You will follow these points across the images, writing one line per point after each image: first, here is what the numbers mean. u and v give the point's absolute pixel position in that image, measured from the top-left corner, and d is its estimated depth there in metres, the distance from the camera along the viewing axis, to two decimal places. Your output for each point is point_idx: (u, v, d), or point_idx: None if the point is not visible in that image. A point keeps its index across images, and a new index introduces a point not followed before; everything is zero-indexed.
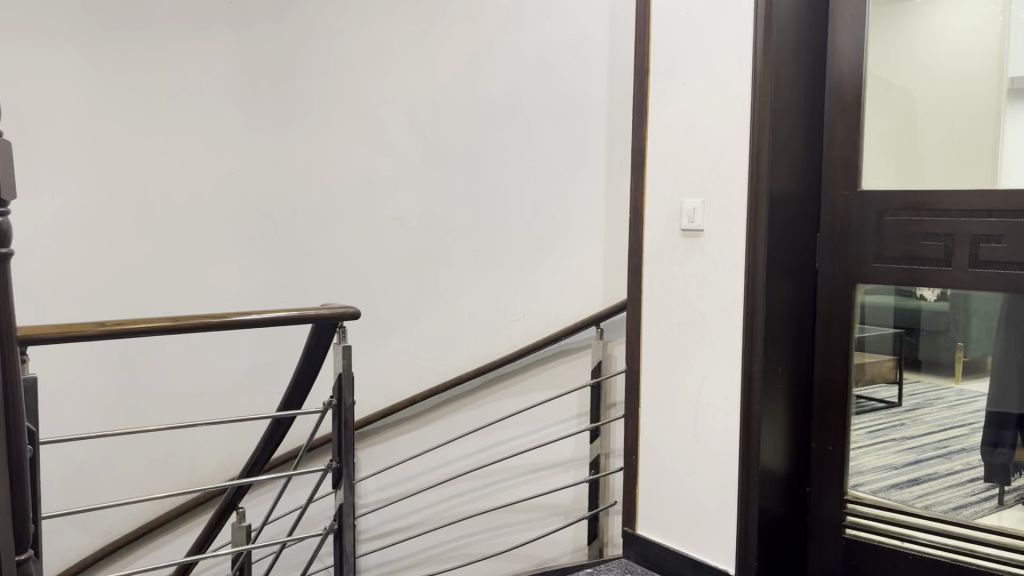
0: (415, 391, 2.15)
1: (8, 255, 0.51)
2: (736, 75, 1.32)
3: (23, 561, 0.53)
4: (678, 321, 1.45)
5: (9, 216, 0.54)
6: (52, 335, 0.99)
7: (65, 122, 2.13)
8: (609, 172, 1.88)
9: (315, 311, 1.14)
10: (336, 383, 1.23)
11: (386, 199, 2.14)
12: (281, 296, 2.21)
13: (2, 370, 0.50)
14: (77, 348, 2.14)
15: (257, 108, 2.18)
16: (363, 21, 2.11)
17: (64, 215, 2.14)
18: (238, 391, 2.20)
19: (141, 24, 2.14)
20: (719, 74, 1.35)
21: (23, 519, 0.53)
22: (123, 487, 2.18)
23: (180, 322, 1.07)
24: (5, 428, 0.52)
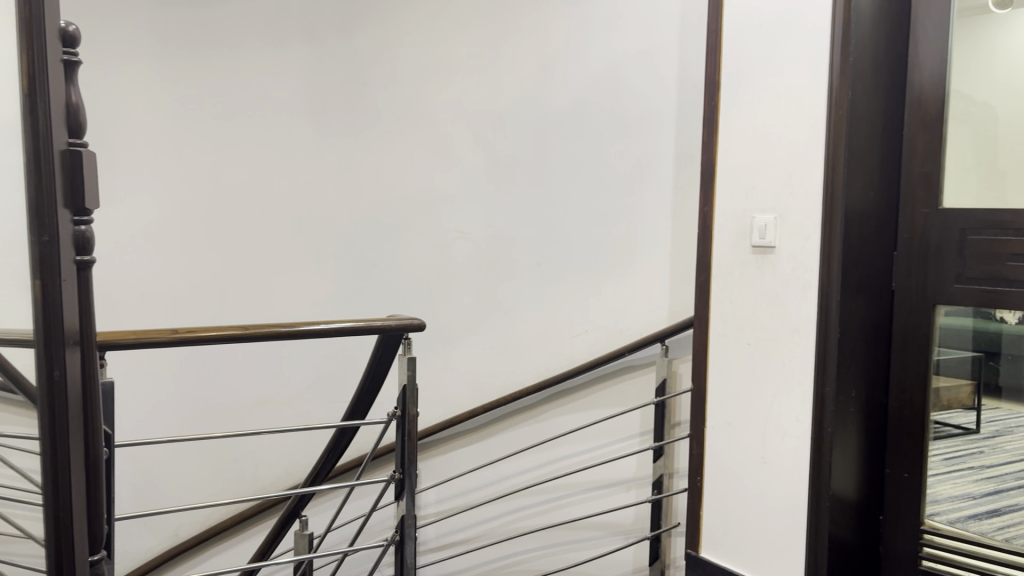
0: (476, 404, 2.15)
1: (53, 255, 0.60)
2: (811, 88, 1.29)
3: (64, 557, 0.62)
4: (748, 341, 1.42)
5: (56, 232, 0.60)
6: (128, 342, 1.01)
7: (145, 136, 2.20)
8: (677, 187, 1.86)
9: (382, 322, 1.14)
10: (400, 394, 1.23)
11: (451, 212, 2.15)
12: (345, 306, 2.24)
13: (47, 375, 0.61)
14: (150, 355, 2.20)
15: (326, 122, 2.22)
16: (431, 35, 2.13)
17: (142, 226, 2.21)
18: (301, 400, 2.22)
19: (218, 38, 2.20)
20: (794, 87, 1.32)
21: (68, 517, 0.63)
22: (190, 491, 2.23)
23: (249, 330, 1.08)
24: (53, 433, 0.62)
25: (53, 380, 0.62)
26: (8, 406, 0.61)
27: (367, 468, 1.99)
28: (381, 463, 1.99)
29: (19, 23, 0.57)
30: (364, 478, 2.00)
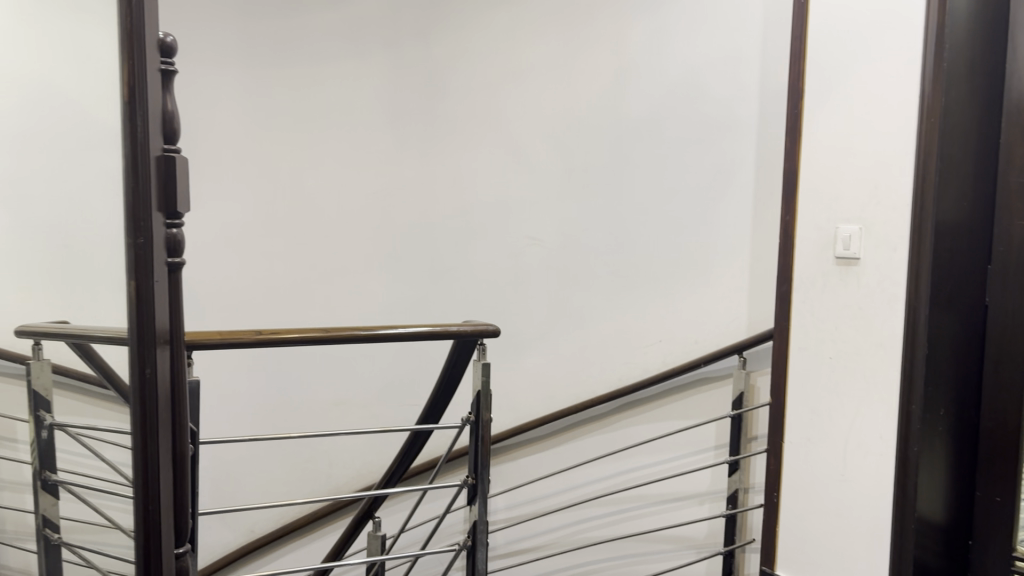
0: (547, 412, 2.15)
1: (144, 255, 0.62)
2: (899, 96, 1.27)
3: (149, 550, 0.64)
4: (829, 355, 1.39)
5: (149, 234, 0.62)
6: (215, 342, 1.04)
7: (230, 142, 2.25)
8: (759, 195, 1.87)
9: (457, 327, 1.15)
10: (474, 400, 1.23)
11: (525, 219, 2.15)
12: (419, 312, 2.26)
13: (141, 375, 0.63)
14: (232, 355, 2.26)
15: (403, 128, 2.23)
16: (508, 42, 2.14)
17: (226, 230, 2.27)
18: (375, 403, 2.26)
19: (300, 46, 2.24)
20: (885, 95, 1.29)
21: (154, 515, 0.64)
22: (266, 489, 2.28)
23: (330, 333, 1.11)
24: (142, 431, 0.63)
25: (144, 378, 0.63)
26: (102, 402, 0.63)
27: (440, 470, 2.01)
28: (453, 467, 2.01)
29: (122, 36, 0.60)
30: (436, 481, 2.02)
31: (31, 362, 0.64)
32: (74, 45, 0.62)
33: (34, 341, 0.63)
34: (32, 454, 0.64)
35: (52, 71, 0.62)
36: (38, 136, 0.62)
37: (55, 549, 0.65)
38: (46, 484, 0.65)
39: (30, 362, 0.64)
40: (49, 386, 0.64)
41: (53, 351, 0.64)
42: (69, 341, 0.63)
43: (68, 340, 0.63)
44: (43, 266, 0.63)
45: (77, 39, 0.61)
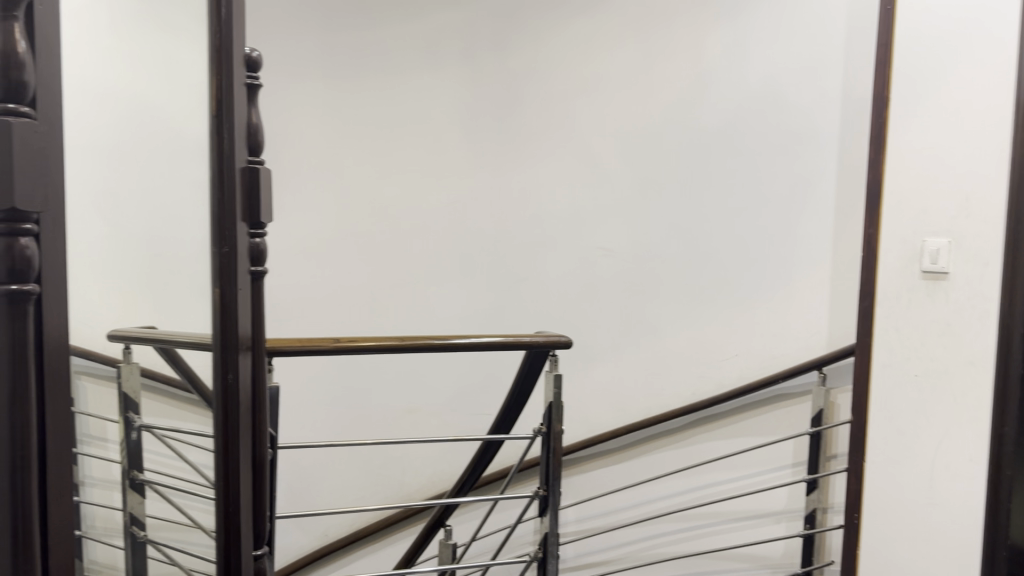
0: (619, 425, 2.13)
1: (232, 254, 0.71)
2: (975, 119, 1.43)
3: (230, 545, 0.71)
4: (915, 372, 1.51)
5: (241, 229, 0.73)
6: (293, 349, 1.07)
7: (312, 153, 2.28)
8: (840, 208, 1.91)
9: (530, 338, 1.14)
10: (546, 411, 1.23)
11: (598, 231, 2.15)
12: (488, 321, 2.24)
13: (223, 383, 0.71)
14: (311, 363, 2.31)
15: (478, 139, 2.23)
16: (586, 52, 2.14)
17: (303, 239, 2.30)
18: (447, 412, 2.28)
19: (377, 56, 2.26)
20: (954, 114, 1.45)
21: (234, 510, 0.72)
22: (341, 495, 2.32)
23: (406, 340, 1.12)
24: (224, 435, 0.71)
25: (227, 382, 0.71)
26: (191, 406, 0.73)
27: (514, 480, 2.01)
28: (526, 477, 2.00)
29: (212, 54, 0.69)
30: (508, 491, 2.02)
31: (122, 366, 0.64)
32: (167, 58, 0.70)
33: (124, 344, 0.64)
34: (120, 453, 0.63)
35: (145, 87, 0.68)
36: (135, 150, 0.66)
37: (140, 546, 0.65)
38: (134, 484, 0.65)
39: (122, 366, 0.63)
40: (136, 389, 0.65)
41: (140, 355, 0.65)
42: (157, 346, 0.67)
43: (155, 345, 0.67)
44: (143, 273, 0.66)
45: (173, 56, 0.71)
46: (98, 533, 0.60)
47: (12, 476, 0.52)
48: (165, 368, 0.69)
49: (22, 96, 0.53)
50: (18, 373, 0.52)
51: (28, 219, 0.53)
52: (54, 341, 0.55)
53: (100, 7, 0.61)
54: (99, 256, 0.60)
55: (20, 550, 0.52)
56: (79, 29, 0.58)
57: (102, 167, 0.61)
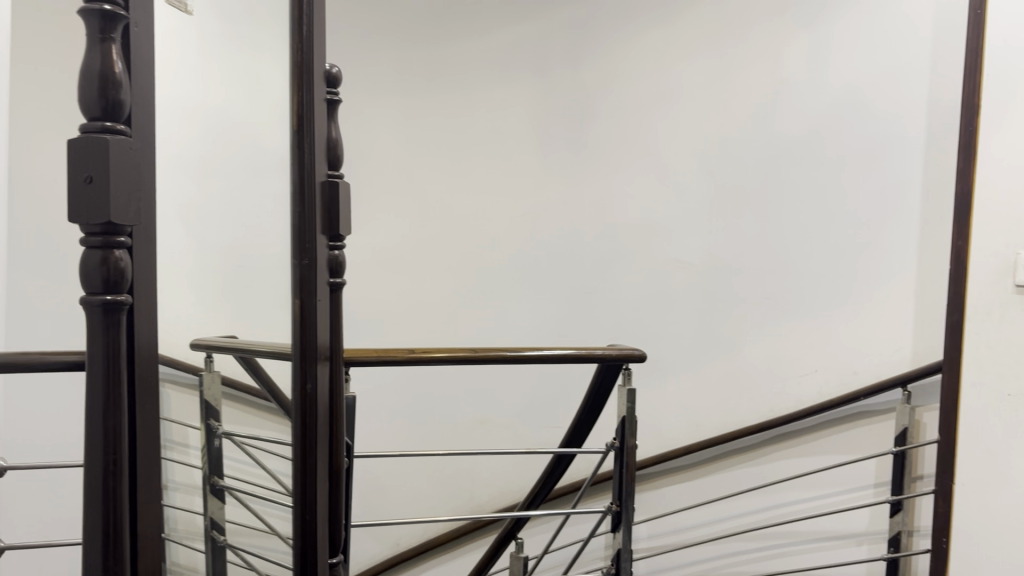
0: (693, 441, 2.09)
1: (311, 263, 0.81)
2: None
3: (305, 548, 0.77)
4: (1009, 391, 1.46)
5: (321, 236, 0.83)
6: (371, 359, 1.09)
7: (390, 167, 2.31)
8: (927, 216, 1.85)
9: (604, 351, 1.13)
10: (620, 426, 1.21)
11: (672, 243, 2.12)
12: (558, 333, 2.21)
13: (302, 397, 0.79)
14: (385, 373, 2.35)
15: (551, 151, 2.23)
16: (662, 64, 2.12)
17: (378, 251, 2.32)
18: (517, 424, 2.27)
19: (452, 72, 2.28)
20: None
21: (309, 516, 0.78)
22: (414, 504, 2.34)
23: (479, 352, 1.11)
24: (302, 445, 0.79)
25: (305, 394, 0.80)
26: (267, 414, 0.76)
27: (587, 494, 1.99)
28: (598, 491, 1.98)
29: (294, 70, 0.79)
30: (581, 505, 2.00)
31: (202, 373, 0.64)
32: (245, 78, 0.72)
33: (206, 353, 0.64)
34: (200, 459, 0.63)
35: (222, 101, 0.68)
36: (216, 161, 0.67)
37: (220, 550, 0.66)
38: (214, 489, 0.65)
39: (202, 373, 0.64)
40: (217, 397, 0.66)
41: (222, 364, 0.66)
42: (238, 355, 0.68)
43: (237, 354, 0.68)
44: (214, 288, 0.66)
45: (245, 70, 0.72)
46: (178, 535, 0.62)
47: (106, 480, 0.52)
48: (247, 378, 0.71)
49: (118, 114, 0.53)
50: (112, 383, 0.52)
51: (121, 233, 0.54)
52: (143, 352, 0.57)
53: (181, 30, 0.62)
54: (179, 265, 0.62)
55: (112, 555, 0.52)
56: (169, 47, 0.61)
57: (186, 182, 0.63)
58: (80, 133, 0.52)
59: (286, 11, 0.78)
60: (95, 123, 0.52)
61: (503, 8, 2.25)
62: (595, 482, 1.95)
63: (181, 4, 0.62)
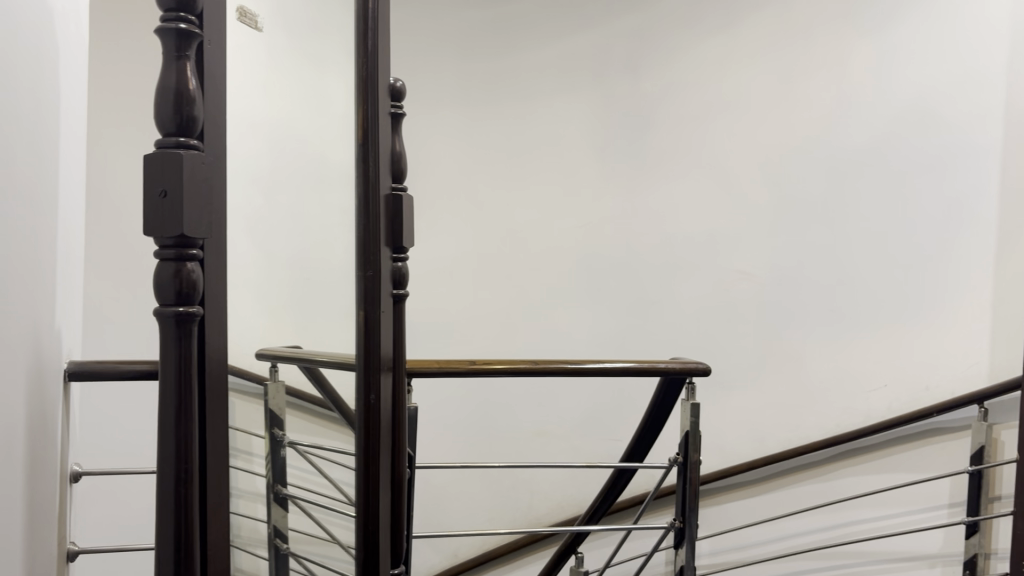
0: (757, 456, 2.05)
1: (376, 274, 0.82)
2: None
3: (367, 555, 0.79)
4: None
5: (385, 252, 0.84)
6: (432, 370, 1.10)
7: (450, 178, 2.32)
8: (1004, 225, 1.80)
9: (666, 364, 1.11)
10: (683, 440, 1.20)
11: (735, 254, 2.09)
12: (618, 345, 2.19)
13: (365, 406, 0.80)
14: (447, 384, 2.36)
15: (610, 161, 2.21)
16: (725, 74, 2.10)
17: (437, 262, 2.33)
18: (576, 436, 2.26)
19: (512, 83, 2.29)
20: None
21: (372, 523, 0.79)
22: (472, 516, 2.33)
23: (539, 365, 1.11)
24: (365, 453, 0.80)
25: (369, 404, 0.80)
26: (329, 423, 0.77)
27: (649, 508, 1.97)
28: (662, 505, 1.95)
29: (359, 83, 0.81)
30: (643, 518, 1.97)
31: (267, 383, 0.66)
32: (310, 95, 0.73)
33: (270, 362, 0.66)
34: (265, 468, 0.65)
35: (290, 115, 0.70)
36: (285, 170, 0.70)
37: (283, 558, 0.68)
38: (277, 498, 0.66)
39: (268, 382, 0.66)
40: (282, 406, 0.67)
41: (286, 373, 0.68)
42: (302, 365, 0.70)
43: (300, 364, 0.70)
44: (281, 288, 0.69)
45: (313, 87, 0.74)
46: (241, 542, 0.63)
47: (176, 491, 0.56)
48: (311, 389, 0.72)
49: (191, 129, 0.58)
50: (183, 387, 0.57)
51: (195, 246, 0.58)
52: (214, 362, 0.60)
53: (246, 47, 0.65)
54: (245, 274, 0.64)
55: (182, 558, 0.56)
56: (235, 60, 0.64)
57: (253, 195, 0.65)
58: (156, 149, 0.57)
59: (352, 25, 0.80)
60: (170, 138, 0.57)
61: (562, 18, 2.25)
62: (657, 496, 1.92)
63: (251, 22, 0.65)
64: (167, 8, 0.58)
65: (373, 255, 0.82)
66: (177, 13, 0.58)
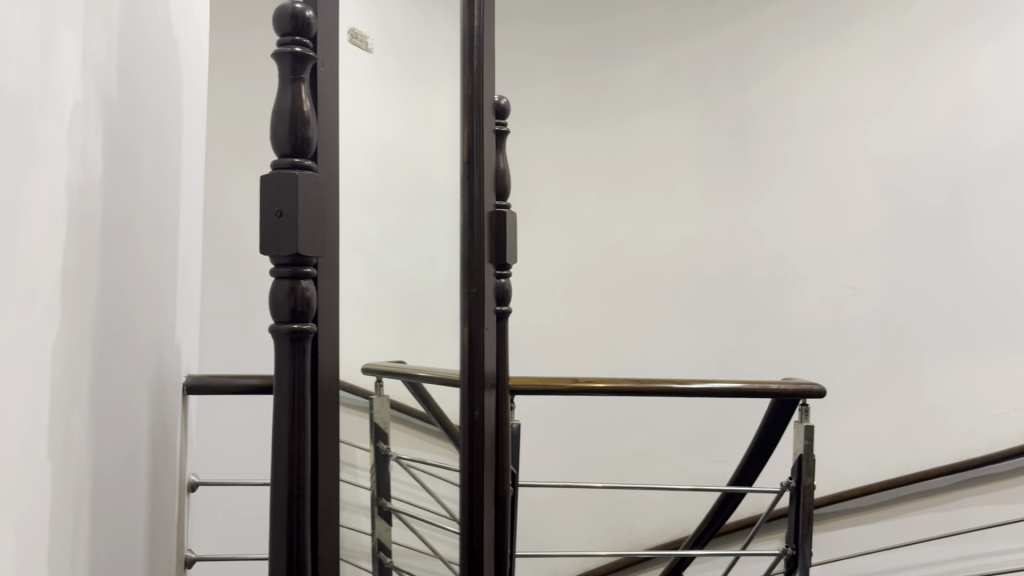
0: (874, 481, 1.95)
1: (483, 295, 0.82)
2: None
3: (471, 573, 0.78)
4: None
5: (498, 265, 0.87)
6: (535, 387, 1.09)
7: (552, 193, 2.31)
8: None
9: (778, 386, 1.07)
10: (796, 464, 1.15)
11: (849, 269, 2.01)
12: (724, 362, 2.13)
13: (469, 423, 0.80)
14: (549, 401, 2.36)
15: (715, 173, 2.16)
16: (838, 83, 2.04)
17: (538, 277, 2.30)
18: (680, 455, 2.21)
19: (614, 98, 2.27)
20: None
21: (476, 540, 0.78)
22: (572, 535, 2.31)
23: (644, 384, 1.08)
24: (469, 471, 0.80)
25: (473, 420, 0.80)
26: (431, 436, 0.76)
27: (761, 532, 1.89)
28: (775, 527, 1.88)
29: (464, 102, 0.82)
30: (754, 542, 1.91)
31: (373, 398, 0.67)
32: (414, 112, 0.75)
33: (375, 377, 0.68)
34: (370, 480, 0.66)
35: (397, 136, 0.72)
36: (391, 189, 0.71)
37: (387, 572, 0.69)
38: (382, 511, 0.68)
39: (373, 397, 0.67)
40: (386, 420, 0.68)
41: (390, 388, 0.70)
42: (406, 380, 0.72)
43: (403, 380, 0.72)
44: (388, 303, 0.70)
45: (418, 107, 0.75)
46: (348, 556, 0.64)
47: (289, 501, 0.57)
48: (418, 406, 0.73)
49: (306, 150, 0.58)
50: (296, 399, 0.57)
51: (309, 264, 0.59)
52: (326, 375, 0.61)
53: (356, 67, 0.66)
54: (356, 290, 0.65)
55: (295, 565, 0.56)
56: (347, 84, 0.65)
57: (358, 217, 0.66)
58: (274, 169, 0.58)
59: (459, 46, 0.82)
60: (286, 159, 0.58)
61: (665, 31, 2.23)
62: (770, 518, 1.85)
63: (361, 43, 0.67)
64: (283, 33, 0.59)
65: (477, 267, 0.82)
66: (292, 37, 0.59)
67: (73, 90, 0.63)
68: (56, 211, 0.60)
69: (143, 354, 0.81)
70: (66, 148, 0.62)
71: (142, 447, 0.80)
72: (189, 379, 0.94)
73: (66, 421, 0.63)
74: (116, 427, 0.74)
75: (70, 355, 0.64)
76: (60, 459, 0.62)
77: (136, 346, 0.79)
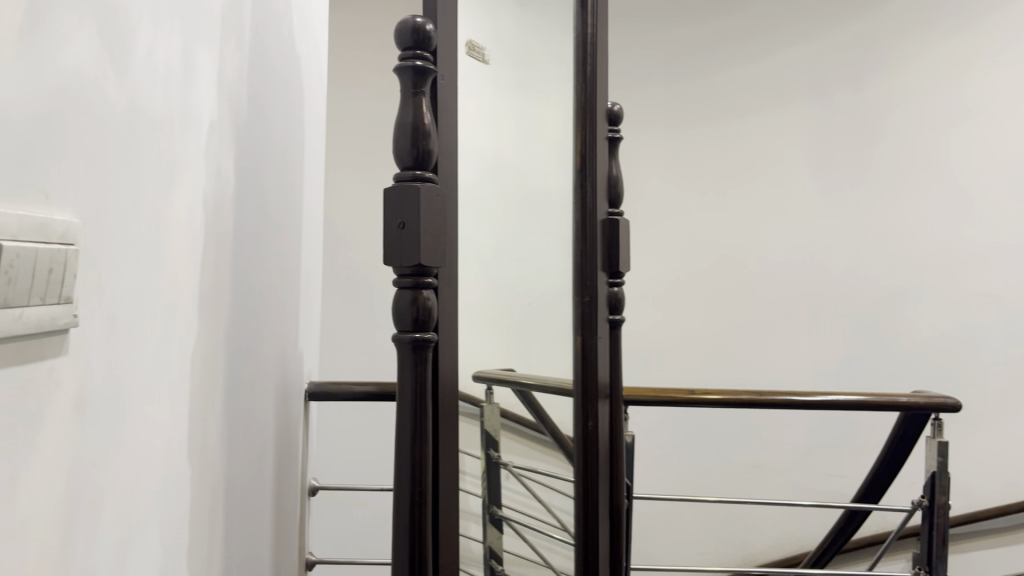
0: (1009, 501, 1.85)
1: (594, 301, 0.82)
2: None
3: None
4: None
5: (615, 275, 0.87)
6: (648, 398, 1.08)
7: (660, 199, 2.27)
8: None
9: (907, 399, 1.01)
10: (929, 480, 1.09)
11: (980, 275, 1.92)
12: (842, 374, 2.04)
13: (581, 434, 0.79)
14: (656, 412, 2.30)
15: (831, 176, 2.09)
16: (964, 79, 1.94)
17: (645, 285, 2.26)
18: (796, 468, 2.15)
19: (723, 100, 2.23)
20: None
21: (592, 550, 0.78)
22: (683, 549, 2.26)
23: (762, 395, 1.05)
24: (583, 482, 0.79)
25: (587, 431, 0.79)
26: (543, 446, 0.76)
27: (887, 551, 1.81)
28: (903, 546, 1.80)
29: (578, 107, 0.82)
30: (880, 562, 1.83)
31: (484, 407, 0.68)
32: (526, 122, 0.75)
33: (487, 385, 0.68)
34: (481, 487, 0.66)
35: (515, 149, 0.73)
36: (512, 203, 0.72)
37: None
38: (494, 519, 0.68)
39: (484, 405, 0.67)
40: (496, 427, 0.69)
41: (501, 397, 0.70)
42: (515, 388, 0.71)
43: (514, 388, 0.71)
44: (506, 313, 0.71)
45: (527, 117, 0.75)
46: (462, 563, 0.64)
47: (411, 509, 0.57)
48: (529, 416, 0.73)
49: (427, 162, 0.59)
50: (418, 408, 0.58)
51: (429, 275, 0.59)
52: (444, 385, 0.61)
53: (471, 77, 0.67)
54: (470, 303, 0.65)
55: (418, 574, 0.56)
56: (467, 100, 0.66)
57: (476, 228, 0.67)
58: (396, 182, 0.59)
59: (572, 53, 0.82)
60: (407, 172, 0.59)
61: (778, 32, 2.16)
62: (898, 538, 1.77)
63: (478, 55, 0.68)
64: (404, 47, 0.60)
65: (592, 269, 0.82)
66: (413, 51, 0.59)
67: (210, 110, 0.66)
68: (194, 225, 0.63)
69: (269, 364, 0.84)
70: (203, 167, 0.65)
71: (269, 453, 0.83)
72: (310, 385, 0.97)
73: (203, 426, 0.66)
74: (247, 432, 0.77)
75: (206, 365, 0.66)
76: (199, 463, 0.65)
77: (264, 356, 0.82)
